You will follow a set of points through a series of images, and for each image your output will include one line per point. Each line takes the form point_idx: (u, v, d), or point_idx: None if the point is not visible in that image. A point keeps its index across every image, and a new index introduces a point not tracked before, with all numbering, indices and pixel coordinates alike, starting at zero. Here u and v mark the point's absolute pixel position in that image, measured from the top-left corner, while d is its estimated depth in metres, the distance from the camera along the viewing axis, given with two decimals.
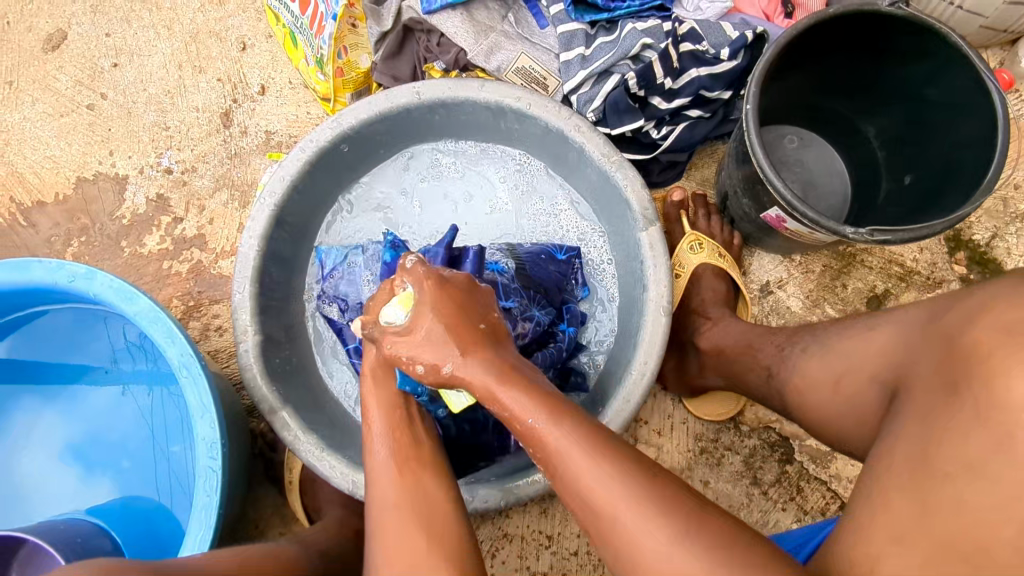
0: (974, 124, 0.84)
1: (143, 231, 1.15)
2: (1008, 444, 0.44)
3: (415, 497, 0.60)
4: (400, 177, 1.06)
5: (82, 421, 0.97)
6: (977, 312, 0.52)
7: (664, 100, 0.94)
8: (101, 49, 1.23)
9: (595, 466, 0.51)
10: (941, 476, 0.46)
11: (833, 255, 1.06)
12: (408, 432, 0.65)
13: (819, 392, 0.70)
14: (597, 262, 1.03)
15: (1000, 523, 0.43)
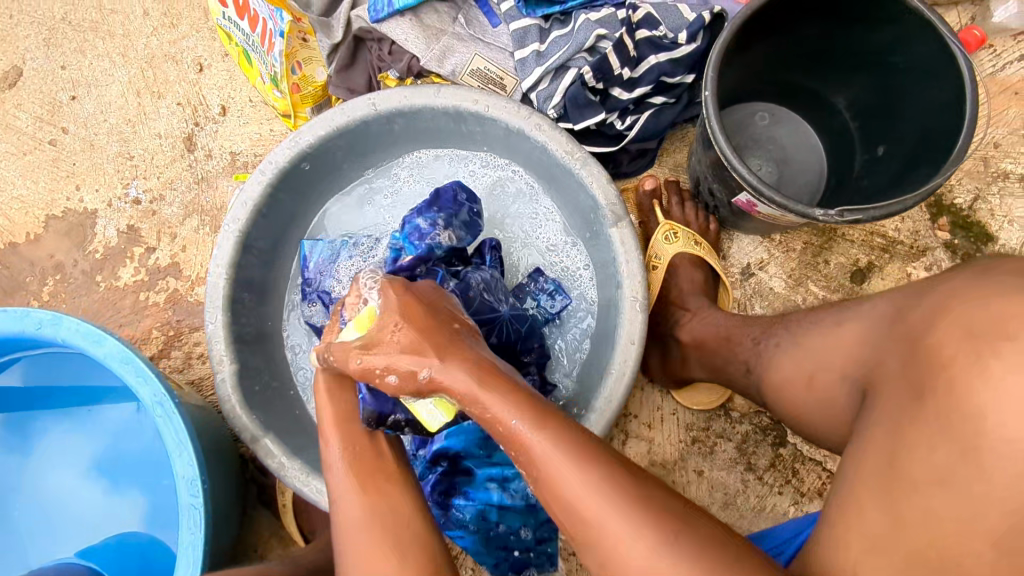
0: (944, 91, 0.81)
1: (117, 264, 1.14)
2: (974, 460, 0.44)
3: (376, 509, 0.61)
4: (367, 187, 1.05)
5: (102, 438, 0.97)
6: (941, 311, 0.51)
7: (624, 90, 0.92)
8: (58, 82, 1.21)
9: (565, 458, 0.52)
10: (908, 484, 0.46)
11: (814, 230, 1.04)
12: (368, 446, 0.66)
13: (795, 390, 0.69)
14: (572, 266, 1.00)
15: (975, 535, 0.43)
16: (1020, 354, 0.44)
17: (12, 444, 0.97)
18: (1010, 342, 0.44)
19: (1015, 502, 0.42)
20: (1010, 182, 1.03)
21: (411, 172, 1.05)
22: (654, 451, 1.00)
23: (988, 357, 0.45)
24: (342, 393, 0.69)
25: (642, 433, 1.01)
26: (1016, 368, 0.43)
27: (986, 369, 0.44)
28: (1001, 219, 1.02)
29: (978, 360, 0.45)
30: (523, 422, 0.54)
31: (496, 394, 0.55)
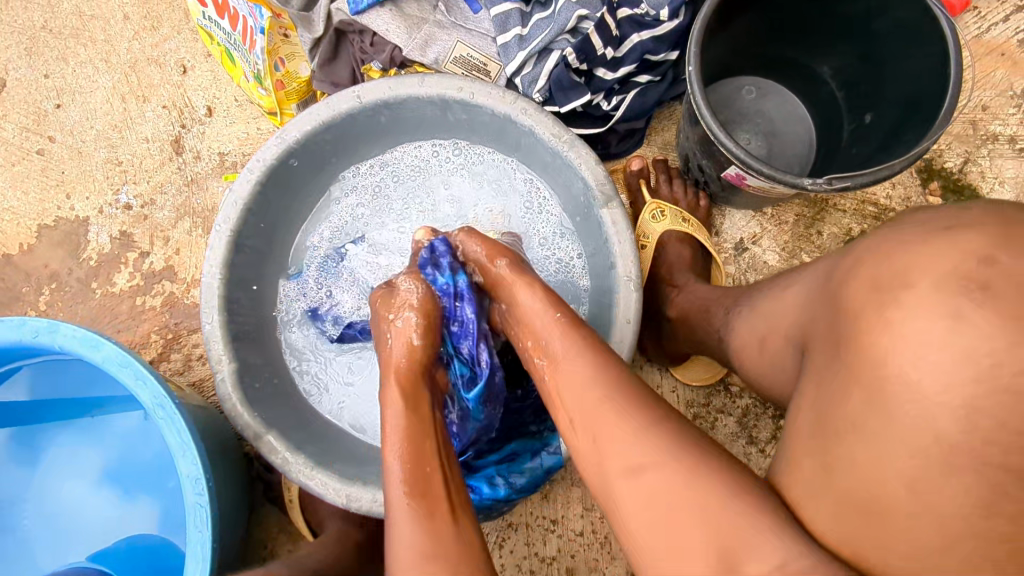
0: (930, 57, 0.81)
1: (111, 270, 1.15)
2: (879, 404, 0.43)
3: (432, 533, 0.58)
4: (354, 192, 1.06)
5: (110, 446, 0.98)
6: (855, 269, 0.50)
7: (609, 69, 0.92)
8: (42, 91, 1.20)
9: (597, 376, 0.59)
10: (832, 437, 0.46)
11: (805, 202, 1.04)
12: (435, 467, 0.63)
13: (751, 352, 0.68)
14: (564, 259, 1.00)
15: (890, 478, 0.43)
16: (920, 298, 0.44)
17: (19, 457, 0.97)
18: (911, 289, 0.44)
19: (920, 442, 0.42)
20: (999, 144, 1.03)
21: (401, 170, 1.06)
22: None
23: (890, 305, 0.45)
24: (412, 403, 0.68)
25: None
26: (919, 315, 0.43)
27: (886, 318, 0.44)
28: (991, 180, 1.02)
29: (881, 312, 0.45)
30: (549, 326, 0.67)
31: (571, 337, 0.64)
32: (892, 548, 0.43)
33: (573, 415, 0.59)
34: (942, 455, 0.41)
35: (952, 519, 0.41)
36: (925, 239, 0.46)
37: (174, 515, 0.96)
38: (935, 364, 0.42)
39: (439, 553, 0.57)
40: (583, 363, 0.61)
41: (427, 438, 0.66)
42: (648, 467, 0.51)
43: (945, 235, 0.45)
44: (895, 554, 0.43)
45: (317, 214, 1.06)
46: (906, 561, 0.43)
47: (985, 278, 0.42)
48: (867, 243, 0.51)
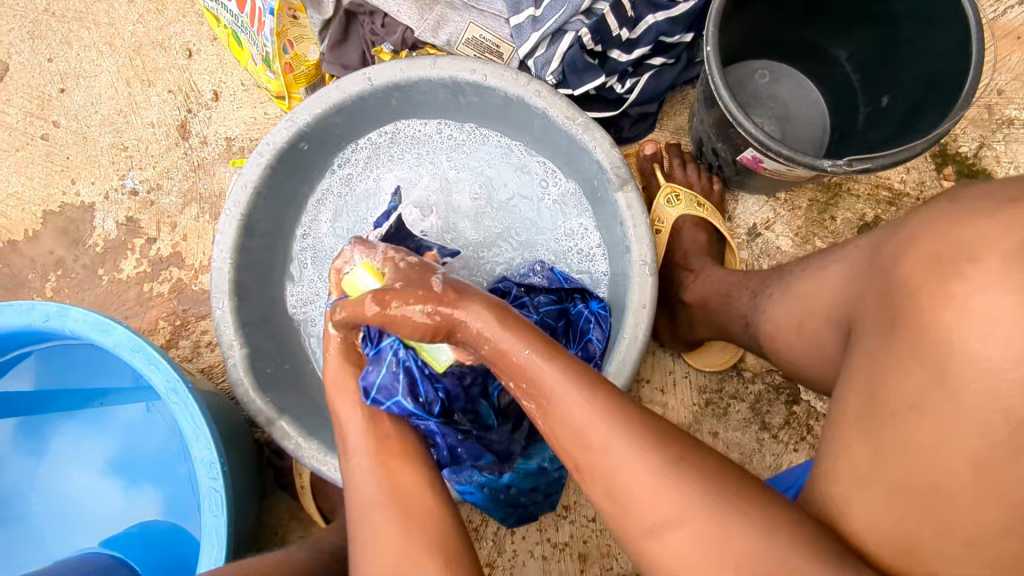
0: (949, 36, 0.79)
1: (118, 256, 1.13)
2: (943, 384, 0.43)
3: (394, 492, 0.61)
4: (369, 180, 1.03)
5: (115, 436, 0.97)
6: (913, 238, 0.50)
7: (623, 52, 0.90)
8: (45, 75, 1.18)
9: (598, 422, 0.54)
10: (888, 417, 0.46)
11: (818, 187, 1.03)
12: (388, 429, 0.67)
13: (787, 336, 0.68)
14: (587, 250, 0.99)
15: (953, 460, 0.42)
16: (985, 274, 0.43)
17: (24, 448, 0.96)
18: (977, 263, 0.44)
19: (990, 421, 0.41)
20: (1015, 128, 1.02)
21: (417, 156, 1.03)
22: (669, 415, 1.00)
23: (953, 280, 0.44)
24: (353, 379, 0.70)
25: (657, 397, 1.01)
26: (988, 290, 0.43)
27: (951, 291, 0.44)
28: (1007, 165, 1.02)
29: (944, 285, 0.45)
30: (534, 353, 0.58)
31: (555, 370, 0.57)
32: (954, 531, 0.43)
33: (579, 458, 0.55)
34: (1011, 436, 0.41)
35: (1016, 498, 0.41)
36: (992, 211, 0.46)
37: (183, 503, 0.95)
38: (1004, 340, 0.41)
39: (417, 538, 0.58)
40: (572, 393, 0.56)
41: (387, 434, 0.67)
42: (677, 520, 0.49)
43: (1011, 209, 0.45)
44: (955, 538, 0.43)
45: (325, 203, 1.03)
46: (969, 545, 0.43)
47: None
48: (917, 221, 0.51)
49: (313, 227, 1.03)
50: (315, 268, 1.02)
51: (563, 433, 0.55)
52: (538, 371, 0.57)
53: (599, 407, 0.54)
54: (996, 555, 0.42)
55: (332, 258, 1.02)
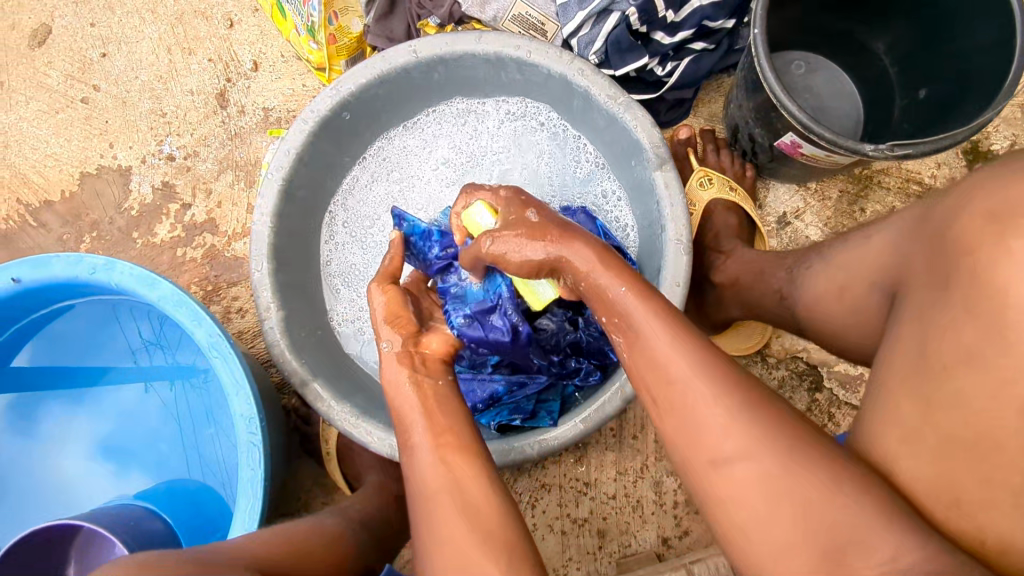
0: (991, 30, 0.80)
1: (153, 220, 1.15)
2: (999, 335, 0.42)
3: (451, 483, 0.58)
4: (404, 159, 1.06)
5: (108, 420, 0.98)
6: (968, 198, 0.49)
7: (667, 34, 0.92)
8: (88, 40, 1.20)
9: (679, 349, 0.52)
10: (942, 373, 0.45)
11: (849, 178, 1.05)
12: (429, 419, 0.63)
13: (827, 303, 0.68)
14: (616, 227, 1.02)
15: (1002, 418, 0.42)
16: None
17: (15, 428, 0.96)
18: None
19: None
20: None
21: (450, 131, 1.06)
22: None
23: (1010, 235, 0.44)
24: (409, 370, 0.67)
25: None
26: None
27: (1008, 247, 0.43)
28: None
29: (1002, 240, 0.44)
30: (629, 290, 0.56)
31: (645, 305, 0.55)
32: (1003, 483, 0.42)
33: (657, 392, 0.53)
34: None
35: None
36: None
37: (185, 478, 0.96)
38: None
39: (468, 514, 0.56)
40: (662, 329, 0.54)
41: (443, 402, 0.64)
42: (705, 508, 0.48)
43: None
44: (1005, 489, 0.42)
45: (354, 177, 1.04)
46: (1020, 496, 0.41)
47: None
48: (971, 181, 0.50)
49: (344, 199, 1.04)
50: (342, 237, 1.04)
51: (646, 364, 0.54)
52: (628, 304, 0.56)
53: (680, 336, 0.53)
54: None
55: (362, 230, 1.05)
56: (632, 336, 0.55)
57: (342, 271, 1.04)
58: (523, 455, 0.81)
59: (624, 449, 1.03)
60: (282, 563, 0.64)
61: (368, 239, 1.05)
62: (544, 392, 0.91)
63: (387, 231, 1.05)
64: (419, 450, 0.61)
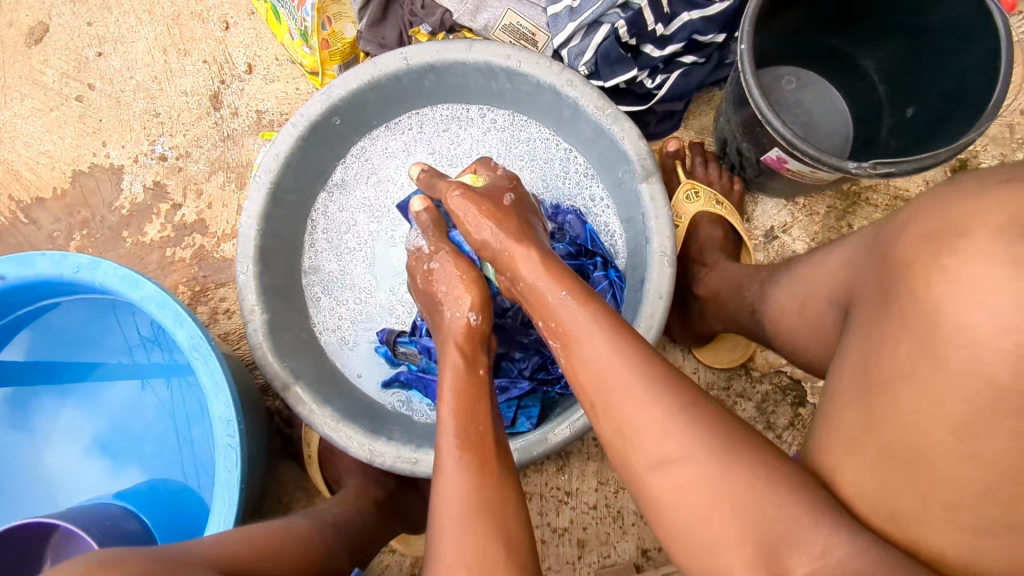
0: (976, 51, 0.80)
1: (143, 220, 1.15)
2: (931, 351, 0.44)
3: (489, 488, 0.57)
4: (384, 162, 1.06)
5: (104, 414, 0.99)
6: (909, 218, 0.51)
7: (656, 47, 0.92)
8: (84, 38, 1.21)
9: (618, 354, 0.57)
10: (881, 386, 0.47)
11: (837, 194, 1.05)
12: (487, 427, 0.62)
13: (789, 317, 0.68)
14: (604, 237, 1.02)
15: (937, 426, 0.43)
16: (975, 248, 0.44)
17: (14, 420, 0.97)
18: (968, 239, 0.44)
19: (970, 388, 0.42)
20: None
21: (437, 137, 1.06)
22: None
23: (943, 255, 0.45)
24: (469, 361, 0.69)
25: None
26: (974, 260, 0.43)
27: (941, 265, 0.45)
28: None
29: (936, 260, 0.46)
30: (569, 296, 0.62)
31: (585, 312, 0.60)
32: (937, 497, 0.44)
33: (593, 394, 0.57)
34: (992, 400, 0.42)
35: (996, 460, 0.42)
36: (980, 192, 0.46)
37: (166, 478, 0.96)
38: (992, 311, 0.42)
39: (486, 516, 0.55)
40: (601, 340, 0.58)
41: (479, 403, 0.64)
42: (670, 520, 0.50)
43: (1004, 187, 0.45)
44: (937, 504, 0.44)
45: (340, 179, 1.04)
46: (950, 510, 0.43)
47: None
48: (916, 204, 0.51)
49: (329, 202, 1.04)
50: (326, 239, 1.04)
51: (580, 365, 0.58)
52: (567, 313, 0.61)
53: (620, 350, 0.57)
54: (975, 523, 0.43)
55: (342, 233, 1.05)
56: (569, 342, 0.60)
57: (320, 275, 1.03)
58: None
59: (606, 459, 1.03)
60: (244, 562, 0.63)
61: (351, 242, 1.05)
62: (524, 398, 0.91)
63: (370, 234, 1.06)
64: (448, 450, 0.60)
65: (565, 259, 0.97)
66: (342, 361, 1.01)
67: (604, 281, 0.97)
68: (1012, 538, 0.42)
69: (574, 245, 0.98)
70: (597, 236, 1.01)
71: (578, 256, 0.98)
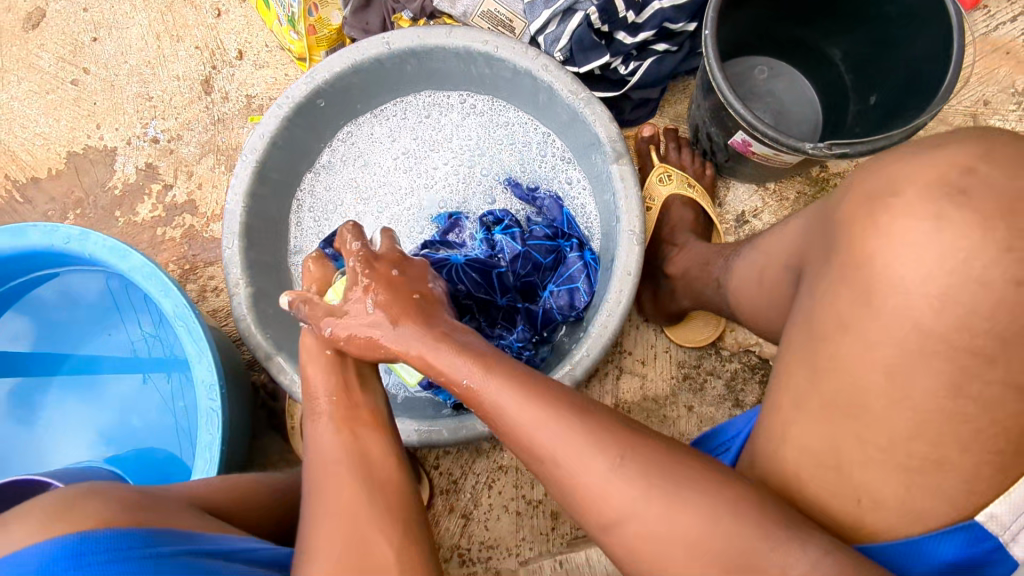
0: (932, 38, 0.84)
1: (135, 200, 1.18)
2: (867, 301, 0.49)
3: (361, 468, 0.60)
4: (370, 146, 1.10)
5: (94, 382, 1.02)
6: (851, 185, 0.54)
7: (628, 34, 0.96)
8: (80, 24, 1.24)
9: (521, 410, 0.56)
10: (824, 338, 0.51)
11: (807, 180, 1.08)
12: (344, 398, 0.67)
13: (749, 289, 0.72)
14: (581, 219, 1.05)
15: (870, 371, 0.48)
16: (905, 206, 0.49)
17: (17, 408, 1.00)
18: (898, 197, 0.49)
19: (902, 333, 0.47)
20: None
21: (419, 121, 1.10)
22: (647, 385, 1.05)
23: (880, 213, 0.50)
24: (332, 364, 0.69)
25: (636, 368, 1.06)
26: (906, 215, 0.48)
27: (875, 221, 0.50)
28: None
29: (871, 215, 0.50)
30: (473, 379, 0.59)
31: (489, 377, 0.59)
32: (872, 441, 0.49)
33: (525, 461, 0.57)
34: (920, 343, 0.47)
35: (927, 403, 0.47)
36: (909, 157, 0.51)
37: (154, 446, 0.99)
38: (924, 261, 0.47)
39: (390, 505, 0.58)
40: (509, 402, 0.57)
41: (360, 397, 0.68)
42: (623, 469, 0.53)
43: (930, 152, 0.50)
44: (874, 446, 0.48)
45: (325, 160, 1.08)
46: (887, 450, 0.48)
47: (962, 183, 0.48)
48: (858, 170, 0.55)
49: (315, 182, 1.08)
50: (311, 218, 1.07)
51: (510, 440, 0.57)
52: (473, 381, 0.59)
53: (531, 407, 0.56)
54: (908, 460, 0.48)
55: (327, 213, 1.08)
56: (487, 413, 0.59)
57: (303, 256, 1.07)
58: (476, 431, 0.84)
59: None
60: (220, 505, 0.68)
61: (337, 221, 1.09)
62: None
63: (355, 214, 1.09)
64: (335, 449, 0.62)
65: (543, 240, 1.03)
66: None
67: (578, 262, 1.00)
68: (939, 475, 0.47)
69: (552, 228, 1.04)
70: (573, 216, 1.05)
71: (555, 238, 1.04)
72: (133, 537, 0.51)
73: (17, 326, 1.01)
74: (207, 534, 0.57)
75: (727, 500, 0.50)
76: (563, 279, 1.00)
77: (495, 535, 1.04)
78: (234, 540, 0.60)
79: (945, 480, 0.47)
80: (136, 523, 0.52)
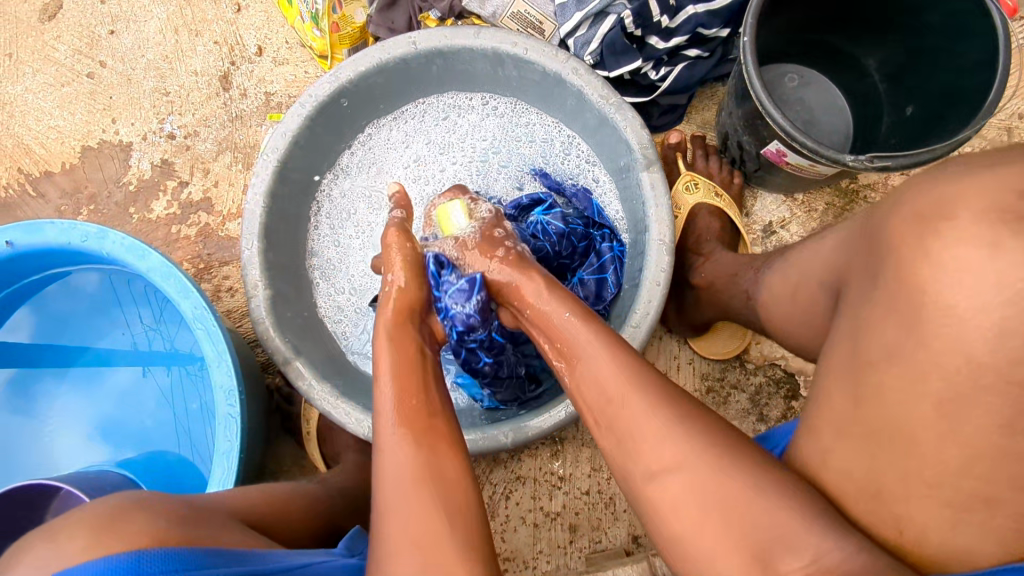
0: (977, 48, 0.81)
1: (150, 197, 1.16)
2: (915, 333, 0.46)
3: (425, 464, 0.58)
4: (386, 151, 1.08)
5: (104, 385, 1.00)
6: (902, 201, 0.51)
7: (661, 39, 0.94)
8: (97, 16, 1.22)
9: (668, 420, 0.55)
10: (868, 365, 0.49)
11: (836, 192, 1.06)
12: (422, 397, 0.64)
13: (782, 302, 0.69)
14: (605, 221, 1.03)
15: (920, 403, 0.46)
16: (961, 232, 0.45)
17: (22, 408, 0.98)
18: (953, 221, 0.46)
19: (951, 364, 0.44)
20: None
21: (438, 121, 1.08)
22: None
23: (931, 239, 0.46)
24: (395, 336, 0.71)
25: None
26: (958, 242, 0.45)
27: (927, 250, 0.46)
28: None
29: (922, 241, 0.47)
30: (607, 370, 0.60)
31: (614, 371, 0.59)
32: (918, 475, 0.46)
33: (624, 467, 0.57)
34: (971, 376, 0.44)
35: (971, 438, 0.44)
36: (967, 175, 0.48)
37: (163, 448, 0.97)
38: (978, 290, 0.44)
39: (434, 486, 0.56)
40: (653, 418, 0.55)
41: (417, 374, 0.66)
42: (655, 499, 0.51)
43: (987, 169, 0.47)
44: (921, 480, 0.46)
45: (342, 160, 1.06)
46: (931, 486, 0.46)
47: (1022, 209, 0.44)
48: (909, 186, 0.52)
49: (332, 181, 1.06)
50: (324, 220, 1.05)
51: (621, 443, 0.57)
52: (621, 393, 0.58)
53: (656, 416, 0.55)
54: (952, 497, 0.45)
55: (338, 218, 1.06)
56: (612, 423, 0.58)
57: (319, 261, 1.05)
58: (497, 443, 0.82)
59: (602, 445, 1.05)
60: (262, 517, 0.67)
61: (348, 225, 1.07)
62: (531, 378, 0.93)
63: (365, 217, 1.07)
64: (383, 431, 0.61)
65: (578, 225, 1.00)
66: (340, 337, 1.03)
67: (610, 253, 0.99)
68: (987, 513, 0.44)
69: (584, 218, 1.01)
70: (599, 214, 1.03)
71: (586, 228, 1.01)
72: (188, 557, 0.49)
73: (14, 321, 0.97)
74: (263, 552, 0.56)
75: (751, 530, 0.48)
76: (593, 268, 0.99)
77: (511, 548, 1.02)
78: (288, 556, 0.58)
79: (992, 518, 0.44)
80: (186, 544, 0.50)
